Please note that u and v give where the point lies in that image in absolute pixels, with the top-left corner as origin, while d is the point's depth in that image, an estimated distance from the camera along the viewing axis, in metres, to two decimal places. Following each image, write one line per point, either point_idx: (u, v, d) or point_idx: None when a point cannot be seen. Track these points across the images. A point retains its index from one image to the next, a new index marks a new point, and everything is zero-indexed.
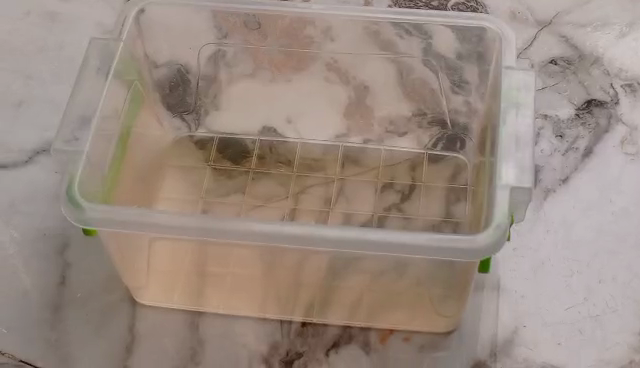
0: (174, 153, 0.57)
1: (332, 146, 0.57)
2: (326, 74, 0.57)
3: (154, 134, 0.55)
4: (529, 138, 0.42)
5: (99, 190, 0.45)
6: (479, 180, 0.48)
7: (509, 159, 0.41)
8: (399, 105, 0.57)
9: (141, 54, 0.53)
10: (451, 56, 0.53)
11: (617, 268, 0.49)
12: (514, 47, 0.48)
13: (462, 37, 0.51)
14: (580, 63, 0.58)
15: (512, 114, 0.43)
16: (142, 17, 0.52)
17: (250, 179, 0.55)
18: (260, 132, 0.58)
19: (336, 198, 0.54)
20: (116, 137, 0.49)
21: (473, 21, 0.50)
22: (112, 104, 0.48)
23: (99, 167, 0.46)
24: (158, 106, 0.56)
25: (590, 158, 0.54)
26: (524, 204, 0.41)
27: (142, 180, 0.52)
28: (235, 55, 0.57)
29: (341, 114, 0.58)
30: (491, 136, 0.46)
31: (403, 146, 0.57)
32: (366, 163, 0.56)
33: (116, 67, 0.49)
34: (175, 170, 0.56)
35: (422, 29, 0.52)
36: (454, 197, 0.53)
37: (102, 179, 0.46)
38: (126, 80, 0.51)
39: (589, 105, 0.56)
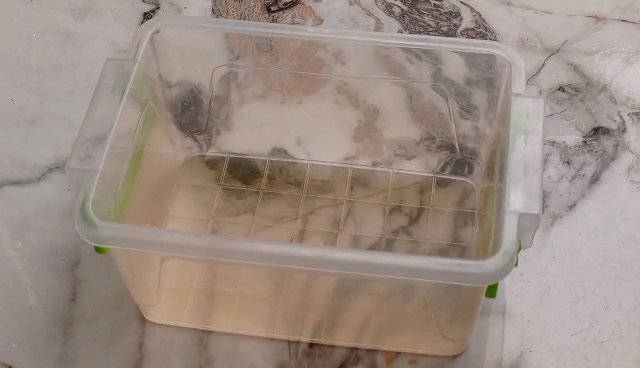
0: (185, 173, 0.57)
1: (341, 169, 0.58)
2: (336, 96, 0.57)
3: (166, 154, 0.56)
4: (537, 164, 0.43)
5: (112, 208, 0.46)
6: (487, 206, 0.49)
7: (518, 186, 0.42)
8: (407, 129, 0.58)
9: (155, 74, 0.54)
10: (460, 81, 0.54)
11: (622, 294, 0.49)
12: (523, 75, 0.48)
13: (471, 63, 0.52)
14: (587, 90, 0.59)
15: (520, 141, 0.44)
16: (156, 38, 0.53)
17: (260, 199, 0.56)
18: (270, 153, 0.59)
19: (344, 220, 0.55)
20: (130, 156, 0.49)
21: (483, 47, 0.51)
22: (126, 124, 0.49)
23: (112, 186, 0.46)
24: (170, 126, 0.57)
25: (596, 185, 0.54)
26: (532, 230, 0.42)
27: (154, 199, 0.53)
28: (247, 77, 0.58)
29: (351, 137, 0.59)
30: (499, 161, 0.47)
31: (411, 170, 0.57)
32: (374, 186, 0.57)
33: (132, 88, 0.50)
34: (185, 189, 0.56)
35: (431, 54, 0.53)
36: (461, 221, 0.53)
37: (115, 197, 0.47)
38: (140, 100, 0.52)
39: (596, 133, 0.56)
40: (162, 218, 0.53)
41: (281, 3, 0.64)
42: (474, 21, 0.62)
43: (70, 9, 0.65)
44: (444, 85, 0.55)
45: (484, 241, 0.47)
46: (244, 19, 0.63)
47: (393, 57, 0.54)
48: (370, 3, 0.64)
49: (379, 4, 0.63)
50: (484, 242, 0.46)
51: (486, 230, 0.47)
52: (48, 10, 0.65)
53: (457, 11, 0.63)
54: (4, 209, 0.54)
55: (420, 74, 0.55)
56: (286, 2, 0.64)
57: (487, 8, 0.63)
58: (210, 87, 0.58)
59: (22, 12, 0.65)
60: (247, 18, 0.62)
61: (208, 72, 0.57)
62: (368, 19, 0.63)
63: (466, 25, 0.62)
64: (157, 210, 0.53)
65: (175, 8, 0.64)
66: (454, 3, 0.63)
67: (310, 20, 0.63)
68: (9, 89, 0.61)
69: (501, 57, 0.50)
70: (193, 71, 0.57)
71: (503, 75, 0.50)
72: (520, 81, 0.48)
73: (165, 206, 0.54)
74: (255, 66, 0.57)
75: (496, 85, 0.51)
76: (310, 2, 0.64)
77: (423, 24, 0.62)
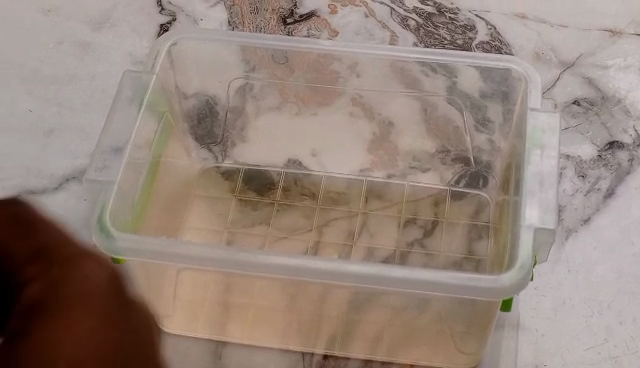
0: (201, 184, 0.58)
1: (356, 181, 0.58)
2: (351, 108, 0.58)
3: (182, 164, 0.57)
4: (553, 178, 0.43)
5: (129, 221, 0.46)
6: (502, 221, 0.49)
7: (533, 200, 0.42)
8: (422, 141, 0.58)
9: (172, 86, 0.54)
10: (477, 95, 0.54)
11: (637, 309, 0.49)
12: (540, 88, 0.48)
13: (487, 76, 0.52)
14: (602, 104, 0.59)
15: (536, 154, 0.44)
16: (174, 50, 0.54)
17: (275, 211, 0.56)
18: (285, 164, 0.59)
19: (359, 231, 0.55)
20: (146, 168, 0.50)
21: (499, 62, 0.51)
22: (143, 136, 0.49)
23: (129, 199, 0.47)
24: (186, 138, 0.57)
25: (612, 199, 0.54)
26: (547, 244, 0.42)
27: (169, 210, 0.53)
28: (262, 89, 0.58)
29: (366, 149, 0.59)
30: (515, 174, 0.47)
31: (426, 183, 0.57)
32: (389, 198, 0.57)
33: (150, 99, 0.50)
34: (202, 200, 0.56)
35: (447, 68, 0.53)
36: (475, 234, 0.53)
37: (132, 210, 0.47)
38: (157, 112, 0.52)
39: (611, 146, 0.56)
40: (177, 229, 0.54)
41: (297, 15, 0.64)
42: (489, 34, 0.62)
43: (88, 20, 0.66)
44: (460, 98, 0.55)
45: (499, 256, 0.47)
46: (260, 31, 0.63)
47: (409, 69, 0.54)
48: (386, 16, 0.64)
49: (394, 17, 0.64)
50: (498, 256, 0.46)
51: (501, 243, 0.47)
52: (66, 21, 0.66)
53: (472, 24, 0.63)
54: None
55: (435, 87, 0.55)
56: (302, 15, 0.64)
57: (503, 21, 0.63)
58: (225, 97, 0.58)
59: (40, 23, 0.66)
60: (263, 31, 0.63)
61: (226, 83, 0.58)
62: (383, 31, 0.63)
63: (482, 38, 0.62)
64: (173, 221, 0.53)
65: (191, 19, 0.64)
66: (469, 15, 0.63)
67: (326, 32, 0.63)
68: (27, 100, 0.61)
69: (518, 71, 0.50)
70: (209, 83, 0.57)
71: (519, 89, 0.51)
72: (536, 94, 0.48)
73: (181, 218, 0.54)
74: (271, 78, 0.57)
75: (513, 98, 0.52)
76: (326, 14, 0.64)
77: (438, 37, 0.62)
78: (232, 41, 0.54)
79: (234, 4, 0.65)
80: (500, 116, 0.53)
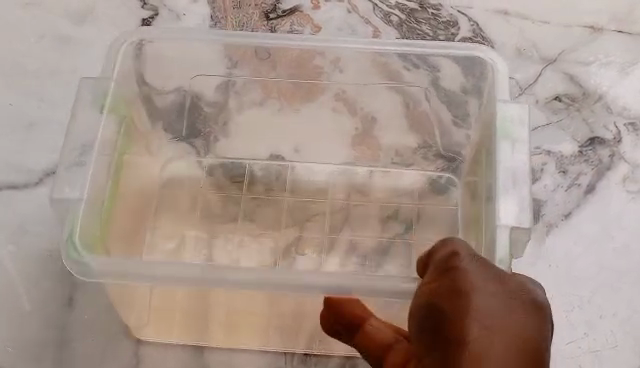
0: (168, 181, 0.58)
1: (338, 176, 0.58)
2: (334, 104, 0.57)
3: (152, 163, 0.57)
4: (526, 176, 0.43)
5: (96, 238, 0.46)
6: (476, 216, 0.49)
7: (510, 196, 0.42)
8: (404, 137, 0.58)
9: (136, 82, 0.54)
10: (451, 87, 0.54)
11: (618, 303, 0.51)
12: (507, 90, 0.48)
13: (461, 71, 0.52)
14: (583, 100, 0.59)
15: (508, 150, 0.44)
16: (141, 44, 0.52)
17: (254, 206, 0.57)
18: (267, 159, 0.59)
19: (342, 226, 0.56)
20: (110, 178, 0.49)
21: (472, 51, 0.51)
22: (109, 149, 0.49)
23: (96, 214, 0.46)
24: (147, 133, 0.57)
25: (593, 194, 0.54)
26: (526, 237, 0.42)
27: (137, 224, 0.53)
28: (245, 84, 0.58)
29: (348, 144, 0.59)
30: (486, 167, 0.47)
31: (408, 179, 0.58)
32: (371, 193, 0.58)
33: (111, 107, 0.49)
34: (169, 201, 0.57)
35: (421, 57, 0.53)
36: (451, 231, 0.55)
37: (98, 225, 0.47)
38: (118, 117, 0.51)
39: (592, 142, 0.57)
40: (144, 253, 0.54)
41: (280, 10, 0.64)
42: (472, 31, 0.62)
43: (66, 11, 0.64)
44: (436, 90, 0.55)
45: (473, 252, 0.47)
46: (241, 28, 0.63)
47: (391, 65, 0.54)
48: (368, 11, 0.64)
49: (377, 12, 0.63)
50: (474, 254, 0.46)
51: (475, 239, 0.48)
52: (46, 15, 0.64)
53: (455, 19, 0.62)
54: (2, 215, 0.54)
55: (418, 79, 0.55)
56: (285, 9, 0.64)
57: (485, 17, 0.63)
58: (212, 95, 0.58)
59: (16, 13, 0.64)
60: (248, 28, 0.63)
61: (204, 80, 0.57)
62: (366, 28, 0.63)
63: (464, 35, 0.62)
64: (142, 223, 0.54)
65: (174, 14, 0.64)
66: (452, 12, 0.63)
67: (309, 28, 0.63)
68: (5, 93, 0.61)
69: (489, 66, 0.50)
70: (189, 78, 0.57)
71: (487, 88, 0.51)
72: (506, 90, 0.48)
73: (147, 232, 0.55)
74: (254, 75, 0.57)
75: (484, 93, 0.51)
76: (309, 9, 0.64)
77: (420, 32, 0.62)
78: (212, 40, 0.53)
79: None
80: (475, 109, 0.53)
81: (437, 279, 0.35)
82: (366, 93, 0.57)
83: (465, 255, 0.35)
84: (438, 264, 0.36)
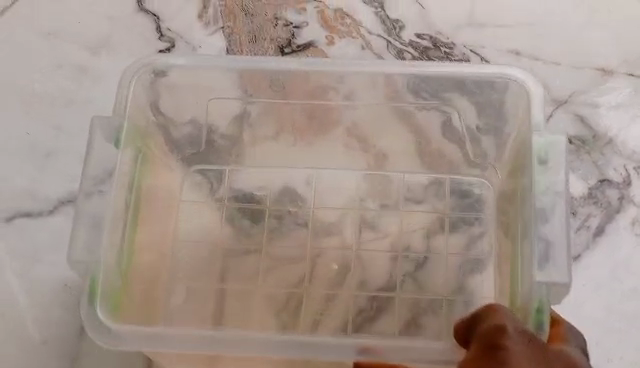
0: (188, 198, 0.59)
1: (349, 210, 0.59)
2: (346, 140, 0.58)
3: (165, 186, 0.57)
4: (561, 213, 0.45)
5: (115, 284, 0.46)
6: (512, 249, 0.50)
7: (540, 235, 0.44)
8: (415, 172, 0.59)
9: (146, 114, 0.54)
10: (479, 109, 0.54)
11: (627, 348, 0.52)
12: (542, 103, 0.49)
13: (483, 90, 0.52)
14: (593, 143, 0.59)
15: (540, 192, 0.46)
16: (142, 77, 0.52)
17: (269, 236, 0.58)
18: (280, 191, 0.59)
19: (352, 265, 0.56)
20: (126, 218, 0.49)
21: (496, 70, 0.51)
22: (124, 191, 0.49)
23: (112, 259, 0.47)
24: (163, 151, 0.57)
25: (601, 237, 0.55)
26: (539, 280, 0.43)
27: (157, 249, 0.54)
28: (259, 115, 0.58)
29: (361, 178, 0.59)
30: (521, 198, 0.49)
31: (420, 214, 0.58)
32: (383, 229, 0.58)
33: (126, 143, 0.49)
34: (189, 221, 0.58)
35: (438, 91, 0.54)
36: (458, 269, 0.56)
37: (115, 270, 0.47)
38: (134, 150, 0.51)
39: (601, 184, 0.57)
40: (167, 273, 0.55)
41: (294, 45, 0.64)
42: None
43: (82, 39, 0.65)
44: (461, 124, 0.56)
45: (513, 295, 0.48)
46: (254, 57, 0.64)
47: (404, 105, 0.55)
48: (382, 48, 0.64)
49: (391, 49, 0.64)
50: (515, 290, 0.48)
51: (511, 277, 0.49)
52: (63, 44, 0.64)
53: (467, 58, 0.63)
54: (18, 244, 0.56)
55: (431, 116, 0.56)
56: (300, 44, 0.64)
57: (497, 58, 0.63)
58: (226, 126, 0.58)
59: (32, 40, 0.65)
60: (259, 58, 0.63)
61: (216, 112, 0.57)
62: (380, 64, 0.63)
63: None
64: (158, 264, 0.54)
65: (190, 47, 0.64)
66: (464, 51, 0.64)
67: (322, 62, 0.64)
68: (22, 121, 0.61)
69: (511, 80, 0.50)
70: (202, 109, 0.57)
71: (518, 106, 0.51)
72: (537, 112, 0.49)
73: (168, 252, 0.56)
74: (270, 99, 0.57)
75: (513, 122, 0.52)
76: (323, 45, 0.64)
77: None
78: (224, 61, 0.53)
79: (233, 32, 0.65)
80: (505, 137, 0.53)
81: (486, 351, 0.36)
82: (379, 129, 0.58)
83: (513, 330, 0.37)
84: (485, 336, 0.37)
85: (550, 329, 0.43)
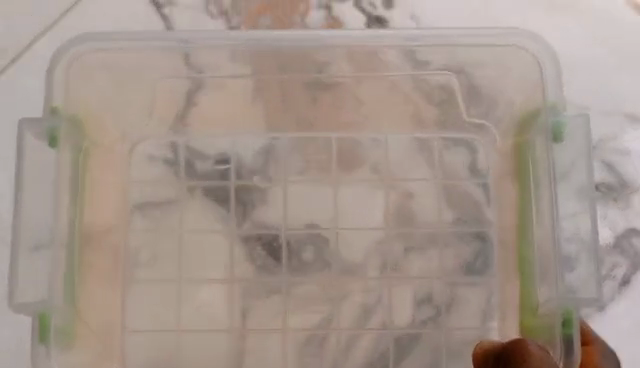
0: (134, 196, 0.59)
1: (372, 253, 0.58)
2: (372, 177, 0.60)
3: (112, 166, 0.58)
4: (579, 229, 0.51)
5: (68, 313, 0.53)
6: (525, 219, 0.56)
7: (567, 258, 0.50)
8: (441, 214, 0.59)
9: (93, 94, 0.56)
10: (484, 82, 0.57)
11: None
12: (558, 82, 0.54)
13: (497, 60, 0.56)
14: (622, 190, 0.59)
15: (564, 211, 0.51)
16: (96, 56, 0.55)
17: (264, 255, 0.58)
18: (303, 230, 0.59)
19: (375, 307, 0.57)
20: (68, 239, 0.53)
21: (503, 38, 0.55)
22: (65, 209, 0.53)
23: (62, 292, 0.52)
24: (107, 168, 0.58)
25: (627, 288, 0.57)
26: (560, 298, 0.49)
27: (104, 274, 0.57)
28: (287, 153, 0.60)
29: (386, 219, 0.59)
30: (537, 216, 0.54)
31: (445, 258, 0.58)
32: (408, 272, 0.58)
33: (62, 145, 0.53)
34: (151, 245, 0.58)
35: (453, 63, 0.57)
36: (483, 313, 0.57)
37: (64, 302, 0.52)
38: (72, 146, 0.54)
39: (629, 232, 0.58)
40: (120, 263, 0.58)
41: None
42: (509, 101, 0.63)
43: None
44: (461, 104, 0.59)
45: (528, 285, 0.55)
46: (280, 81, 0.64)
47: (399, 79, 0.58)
48: None
49: None
50: (531, 274, 0.55)
51: (526, 246, 0.56)
52: None
53: None
54: None
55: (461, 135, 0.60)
56: None
57: None
58: (250, 160, 0.59)
59: None
60: None
61: (226, 103, 0.59)
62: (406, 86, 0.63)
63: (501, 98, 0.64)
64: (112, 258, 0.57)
65: None
66: None
67: None
68: None
69: (525, 52, 0.55)
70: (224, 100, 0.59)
71: (530, 82, 0.55)
72: (553, 87, 0.54)
73: (123, 238, 0.58)
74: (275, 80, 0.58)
75: (520, 99, 0.56)
76: None
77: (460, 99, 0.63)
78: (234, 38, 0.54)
79: None
80: (511, 115, 0.58)
81: None
82: (400, 159, 0.60)
83: None
84: None
85: (583, 347, 0.52)
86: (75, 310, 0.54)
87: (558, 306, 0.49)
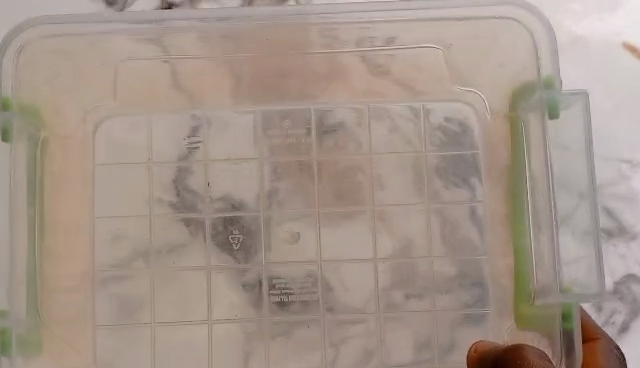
0: (100, 189, 0.63)
1: (373, 296, 0.61)
2: (371, 223, 0.62)
3: (74, 153, 0.63)
4: (574, 209, 0.57)
5: (31, 323, 0.59)
6: (518, 185, 0.61)
7: (566, 240, 0.57)
8: (440, 261, 0.62)
9: (45, 85, 0.62)
10: (467, 59, 0.63)
11: None
12: (552, 52, 0.60)
13: (490, 34, 0.61)
14: (620, 236, 0.62)
15: (562, 196, 0.58)
16: (41, 42, 0.60)
17: (241, 238, 0.62)
18: (303, 277, 0.62)
19: (377, 350, 0.60)
20: (27, 238, 0.60)
21: (494, 14, 0.61)
22: (25, 195, 0.60)
23: (24, 297, 0.59)
24: (72, 155, 0.62)
25: (625, 335, 0.60)
26: (561, 296, 0.56)
27: (66, 260, 0.61)
28: (287, 196, 0.63)
29: (386, 265, 0.62)
30: (537, 194, 0.60)
31: (443, 303, 0.61)
32: (407, 317, 0.61)
33: (17, 137, 0.59)
34: (126, 243, 0.62)
35: (445, 37, 0.62)
36: None
37: (27, 311, 0.59)
38: (29, 137, 0.60)
39: (628, 278, 0.61)
40: (86, 250, 0.62)
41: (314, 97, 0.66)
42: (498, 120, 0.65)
43: None
44: (458, 148, 0.63)
45: (524, 268, 0.61)
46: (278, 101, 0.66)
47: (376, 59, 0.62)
48: None
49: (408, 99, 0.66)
50: (524, 251, 0.61)
51: (518, 214, 0.61)
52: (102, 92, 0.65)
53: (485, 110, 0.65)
54: None
55: (461, 180, 0.63)
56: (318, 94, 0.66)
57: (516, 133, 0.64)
58: (254, 204, 0.63)
59: None
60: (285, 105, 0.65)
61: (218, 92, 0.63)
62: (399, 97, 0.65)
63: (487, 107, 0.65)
64: (72, 243, 0.62)
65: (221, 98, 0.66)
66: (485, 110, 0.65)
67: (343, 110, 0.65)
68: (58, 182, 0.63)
69: (520, 26, 0.60)
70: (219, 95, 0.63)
71: (522, 54, 0.61)
72: (547, 58, 0.60)
73: (89, 227, 0.62)
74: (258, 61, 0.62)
75: (508, 75, 0.62)
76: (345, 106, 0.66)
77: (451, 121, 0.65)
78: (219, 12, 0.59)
79: None
80: (503, 79, 0.62)
81: None
82: (401, 208, 0.63)
83: None
84: None
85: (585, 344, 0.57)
86: (38, 314, 0.60)
87: (560, 303, 0.56)
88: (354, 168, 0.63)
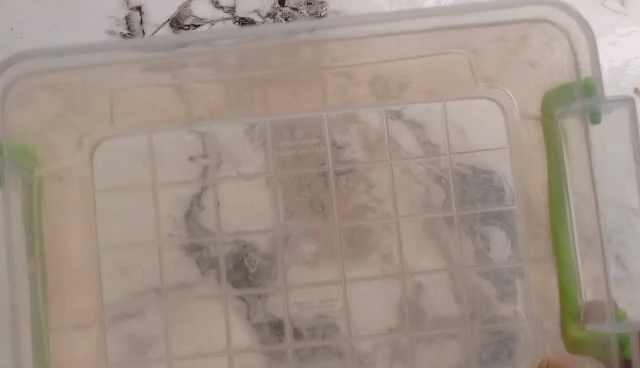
0: (101, 215, 0.63)
1: (382, 339, 0.62)
2: (381, 266, 0.63)
3: (73, 181, 0.64)
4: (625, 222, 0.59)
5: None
6: (558, 190, 0.62)
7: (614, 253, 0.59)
8: (450, 305, 0.62)
9: (34, 122, 0.63)
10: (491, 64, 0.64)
11: None
12: (592, 53, 0.60)
13: (521, 36, 0.62)
14: None
15: (607, 209, 0.59)
16: (35, 79, 0.61)
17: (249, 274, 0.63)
18: (313, 320, 0.62)
19: None
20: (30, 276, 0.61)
21: (535, 15, 0.61)
22: (22, 235, 0.60)
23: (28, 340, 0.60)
24: (70, 190, 0.63)
25: None
26: (616, 325, 0.56)
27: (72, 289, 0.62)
28: (298, 237, 0.63)
29: (395, 309, 0.62)
30: (577, 203, 0.61)
31: (451, 347, 0.62)
32: (417, 360, 0.62)
33: (11, 180, 0.60)
34: (136, 270, 0.63)
35: (473, 42, 0.63)
36: None
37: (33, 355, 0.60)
38: (22, 179, 0.61)
39: None
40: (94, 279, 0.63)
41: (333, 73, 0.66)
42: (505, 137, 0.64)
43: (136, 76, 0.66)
44: (467, 190, 0.63)
45: (567, 281, 0.61)
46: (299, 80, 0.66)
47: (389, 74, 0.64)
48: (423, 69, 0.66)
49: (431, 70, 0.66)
50: (568, 259, 0.61)
51: (558, 219, 0.62)
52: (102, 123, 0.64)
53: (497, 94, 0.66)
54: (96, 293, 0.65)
55: (469, 225, 0.63)
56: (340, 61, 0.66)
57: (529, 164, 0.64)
58: (265, 245, 0.63)
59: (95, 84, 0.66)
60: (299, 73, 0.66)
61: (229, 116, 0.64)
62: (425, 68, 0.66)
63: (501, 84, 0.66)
64: (76, 274, 0.62)
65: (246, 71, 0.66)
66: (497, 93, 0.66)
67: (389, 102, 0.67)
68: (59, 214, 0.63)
69: (554, 27, 0.61)
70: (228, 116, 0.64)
71: (557, 55, 0.62)
72: (587, 60, 0.60)
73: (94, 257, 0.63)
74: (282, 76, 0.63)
75: (539, 77, 0.63)
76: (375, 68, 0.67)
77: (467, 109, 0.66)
78: (231, 35, 0.61)
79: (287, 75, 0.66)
80: (534, 82, 0.64)
81: None
82: (411, 252, 0.63)
83: None
84: None
85: None
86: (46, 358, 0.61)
87: (615, 332, 0.56)
88: (364, 211, 0.64)
